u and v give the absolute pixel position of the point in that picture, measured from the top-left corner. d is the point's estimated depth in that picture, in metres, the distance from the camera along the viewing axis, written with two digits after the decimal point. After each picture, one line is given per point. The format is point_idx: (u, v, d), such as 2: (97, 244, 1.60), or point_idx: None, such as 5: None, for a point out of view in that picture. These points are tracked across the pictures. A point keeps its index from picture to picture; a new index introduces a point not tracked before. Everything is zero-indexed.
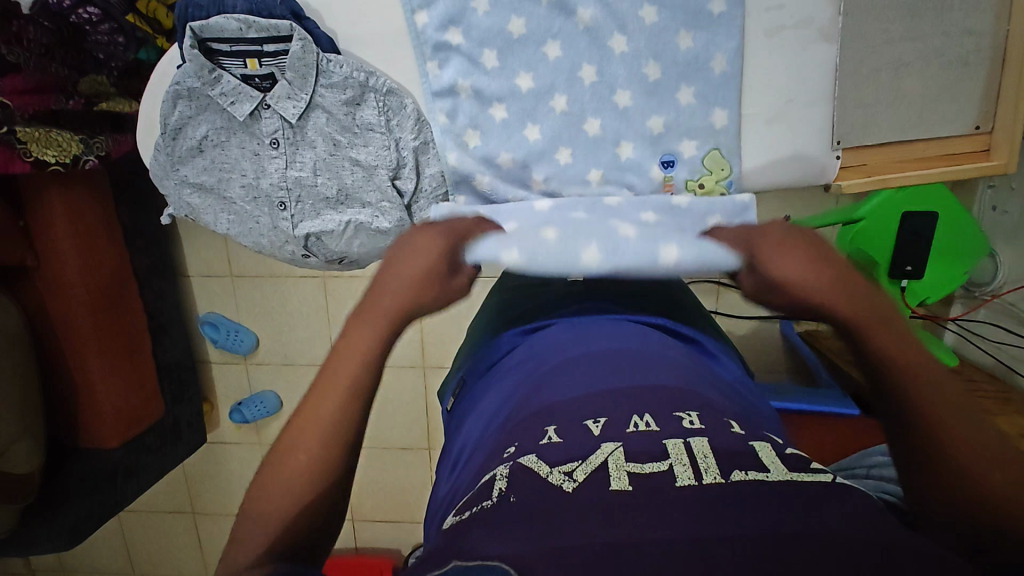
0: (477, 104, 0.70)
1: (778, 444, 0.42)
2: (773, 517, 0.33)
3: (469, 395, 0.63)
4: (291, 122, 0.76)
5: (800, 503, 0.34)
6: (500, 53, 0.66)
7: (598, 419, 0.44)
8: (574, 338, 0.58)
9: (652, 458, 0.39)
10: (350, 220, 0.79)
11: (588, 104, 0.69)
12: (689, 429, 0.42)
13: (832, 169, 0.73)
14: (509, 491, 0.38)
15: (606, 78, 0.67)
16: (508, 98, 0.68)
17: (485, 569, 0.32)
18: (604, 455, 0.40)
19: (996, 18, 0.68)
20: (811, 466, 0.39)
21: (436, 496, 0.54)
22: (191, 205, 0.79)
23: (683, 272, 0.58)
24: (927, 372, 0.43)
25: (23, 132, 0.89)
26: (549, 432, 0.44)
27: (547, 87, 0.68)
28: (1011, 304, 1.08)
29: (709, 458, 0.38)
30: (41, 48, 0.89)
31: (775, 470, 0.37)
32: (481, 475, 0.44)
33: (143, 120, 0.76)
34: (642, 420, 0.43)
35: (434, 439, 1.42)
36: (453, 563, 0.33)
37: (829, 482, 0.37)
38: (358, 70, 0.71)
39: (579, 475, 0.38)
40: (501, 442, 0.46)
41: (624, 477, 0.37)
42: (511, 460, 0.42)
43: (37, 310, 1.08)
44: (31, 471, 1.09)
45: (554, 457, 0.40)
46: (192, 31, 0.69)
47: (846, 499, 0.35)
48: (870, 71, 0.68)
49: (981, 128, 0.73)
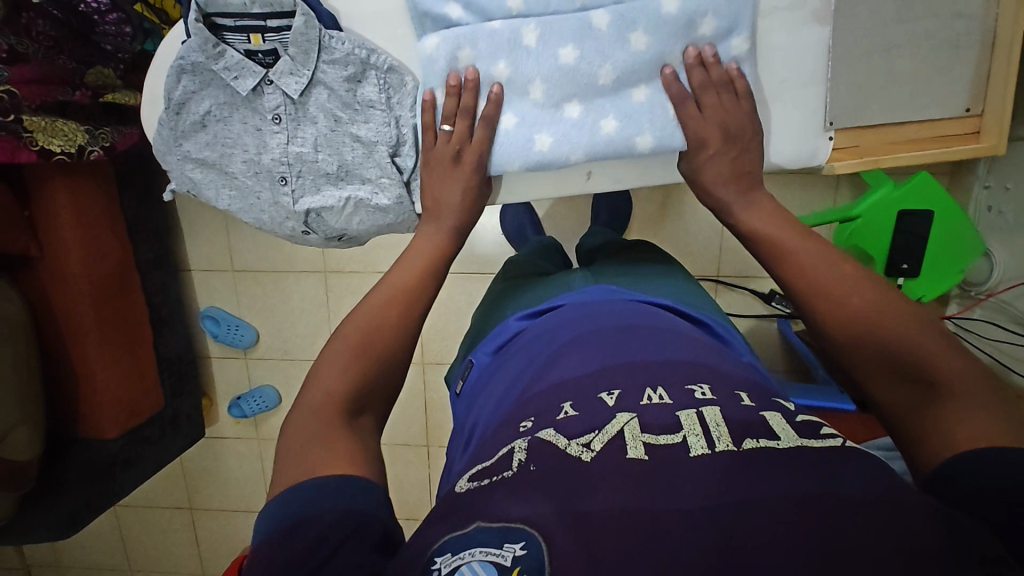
0: (482, 64, 0.68)
1: (789, 413, 0.43)
2: (781, 480, 0.34)
3: (479, 376, 0.64)
4: (293, 98, 0.75)
5: (810, 468, 0.35)
6: (501, 21, 0.66)
7: (612, 392, 0.45)
8: (580, 318, 0.58)
9: (667, 431, 0.39)
10: (349, 197, 0.78)
11: (591, 49, 0.66)
12: (701, 400, 0.42)
13: (823, 152, 0.72)
14: (528, 461, 0.39)
15: (610, 23, 0.65)
16: (506, 52, 0.67)
17: (510, 532, 0.34)
18: (619, 426, 0.40)
19: (986, 3, 0.69)
20: (821, 432, 0.39)
21: (448, 473, 0.55)
22: (194, 180, 0.79)
23: (665, 22, 0.65)
24: (840, 294, 0.51)
25: (30, 121, 0.89)
26: (566, 407, 0.44)
27: (551, 41, 0.66)
28: (1006, 302, 1.09)
29: (722, 428, 0.38)
30: (49, 40, 0.92)
31: (785, 437, 0.38)
32: (497, 446, 0.44)
33: (148, 96, 0.77)
34: (655, 393, 0.44)
35: (433, 436, 1.42)
36: (476, 525, 0.35)
37: (838, 446, 0.37)
38: (360, 48, 0.72)
39: (596, 446, 0.39)
40: (516, 415, 0.47)
41: (640, 447, 0.38)
42: (528, 434, 0.42)
43: (40, 298, 1.09)
44: (32, 459, 1.09)
45: (571, 430, 0.41)
46: (197, 5, 0.70)
47: (856, 467, 0.35)
48: (862, 56, 0.68)
49: (971, 110, 0.74)
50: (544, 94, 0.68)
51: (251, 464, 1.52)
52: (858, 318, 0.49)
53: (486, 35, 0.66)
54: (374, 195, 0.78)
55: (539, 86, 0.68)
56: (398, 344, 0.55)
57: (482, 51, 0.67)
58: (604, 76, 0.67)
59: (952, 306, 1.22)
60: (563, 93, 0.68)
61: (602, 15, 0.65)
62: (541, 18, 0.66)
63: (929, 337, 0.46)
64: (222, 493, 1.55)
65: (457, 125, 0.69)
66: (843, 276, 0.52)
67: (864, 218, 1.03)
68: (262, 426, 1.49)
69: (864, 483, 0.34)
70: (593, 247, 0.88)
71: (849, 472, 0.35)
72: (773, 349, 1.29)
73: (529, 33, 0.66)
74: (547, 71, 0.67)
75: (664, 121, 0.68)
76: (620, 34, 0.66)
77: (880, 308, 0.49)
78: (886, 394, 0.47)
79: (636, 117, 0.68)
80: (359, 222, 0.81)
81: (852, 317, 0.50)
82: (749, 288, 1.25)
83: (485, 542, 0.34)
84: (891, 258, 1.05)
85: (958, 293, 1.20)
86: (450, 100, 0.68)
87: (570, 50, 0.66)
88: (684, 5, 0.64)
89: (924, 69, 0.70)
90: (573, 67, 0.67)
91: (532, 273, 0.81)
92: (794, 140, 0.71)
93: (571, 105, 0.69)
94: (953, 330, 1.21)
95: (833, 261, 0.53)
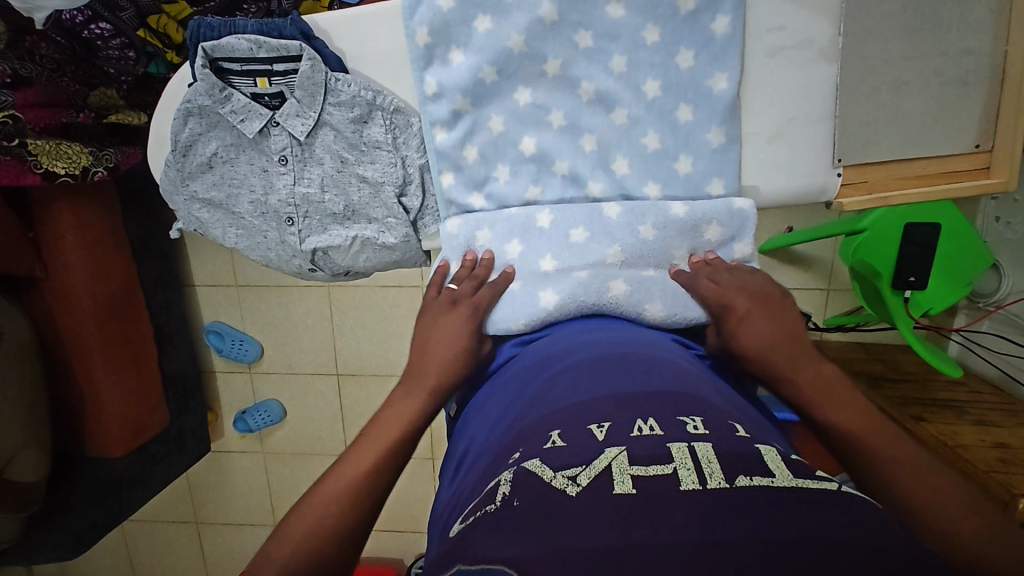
0: (496, 245, 0.68)
1: (783, 449, 0.42)
2: (773, 523, 0.33)
3: (467, 403, 0.63)
4: (299, 140, 0.76)
5: (803, 505, 0.35)
6: (519, 211, 0.68)
7: (602, 423, 0.44)
8: (576, 347, 0.57)
9: (657, 462, 0.39)
10: (356, 236, 0.79)
11: (602, 234, 0.66)
12: (692, 434, 0.42)
13: (833, 187, 0.72)
14: (512, 495, 0.39)
15: (620, 215, 0.67)
16: (523, 233, 0.67)
17: (488, 573, 0.33)
18: (608, 459, 0.40)
19: (995, 38, 0.67)
20: (816, 472, 0.39)
21: (439, 499, 0.55)
22: (201, 220, 0.79)
23: (675, 223, 0.67)
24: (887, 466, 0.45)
25: (34, 144, 0.91)
26: (554, 436, 0.44)
27: (564, 225, 0.67)
28: (1015, 315, 1.08)
29: (714, 464, 0.38)
30: (52, 62, 0.92)
31: (780, 475, 0.37)
32: (486, 479, 0.44)
33: (155, 136, 0.77)
34: (646, 424, 0.43)
35: (437, 450, 1.42)
36: (457, 567, 0.34)
37: (834, 490, 0.37)
38: (366, 90, 0.72)
39: (582, 479, 0.38)
40: (506, 447, 0.47)
41: (627, 481, 0.38)
42: (516, 465, 0.42)
43: (45, 319, 1.09)
44: (36, 481, 1.10)
45: (557, 461, 0.41)
46: (203, 50, 0.71)
47: (850, 509, 0.35)
48: (869, 90, 0.68)
49: (981, 147, 0.71)
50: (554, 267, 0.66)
51: (256, 478, 1.52)
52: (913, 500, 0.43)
53: (503, 219, 0.68)
54: (381, 234, 0.78)
55: (549, 260, 0.66)
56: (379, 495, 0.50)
57: (500, 233, 0.68)
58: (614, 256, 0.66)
59: (960, 317, 1.22)
60: (573, 266, 0.65)
61: (614, 207, 0.67)
62: (557, 209, 0.68)
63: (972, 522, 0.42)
64: (227, 506, 1.56)
65: (463, 285, 0.65)
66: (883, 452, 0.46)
67: (872, 230, 1.02)
68: (267, 440, 1.49)
69: (863, 526, 0.33)
70: None
71: (842, 514, 0.34)
72: None
73: (543, 216, 0.67)
74: (558, 248, 0.66)
75: (676, 295, 0.63)
76: (630, 220, 0.67)
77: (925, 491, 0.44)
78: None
79: (645, 288, 0.63)
80: (366, 259, 0.80)
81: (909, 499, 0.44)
82: None
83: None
84: (900, 269, 1.04)
85: (967, 305, 1.19)
86: (462, 269, 0.67)
87: (585, 234, 0.66)
88: (691, 211, 0.67)
89: (930, 105, 0.69)
90: (584, 253, 0.66)
91: None
92: (796, 177, 0.71)
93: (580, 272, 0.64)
94: (961, 341, 1.21)
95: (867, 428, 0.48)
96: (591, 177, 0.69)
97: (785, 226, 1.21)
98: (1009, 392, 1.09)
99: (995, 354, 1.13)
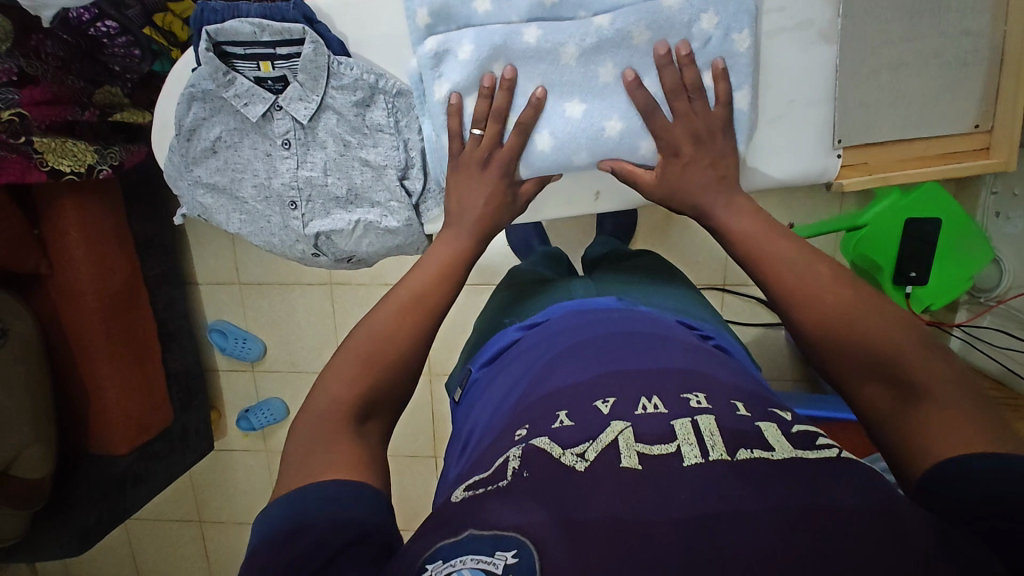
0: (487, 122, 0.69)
1: (784, 422, 0.42)
2: (776, 491, 0.34)
3: (474, 387, 0.64)
4: (303, 123, 0.77)
5: (804, 479, 0.35)
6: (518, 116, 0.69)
7: (607, 400, 0.44)
8: (580, 325, 0.58)
9: (661, 440, 0.38)
10: (359, 220, 0.79)
11: (598, 107, 0.69)
12: (695, 409, 0.42)
13: (832, 169, 0.73)
14: (522, 468, 0.38)
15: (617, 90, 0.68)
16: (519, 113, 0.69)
17: (501, 541, 0.33)
18: (614, 433, 0.39)
19: (994, 18, 0.68)
20: (817, 442, 0.39)
21: (444, 479, 0.55)
22: (205, 205, 0.80)
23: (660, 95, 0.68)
24: (812, 291, 0.51)
25: (40, 142, 0.92)
26: (561, 416, 0.44)
27: (558, 98, 0.69)
28: (1016, 309, 1.09)
29: (716, 437, 0.38)
30: (58, 60, 0.92)
31: (779, 448, 0.38)
32: (492, 455, 0.44)
33: (158, 122, 0.77)
34: (650, 402, 0.43)
35: (439, 447, 1.43)
36: (468, 533, 0.34)
37: (834, 457, 0.37)
38: (369, 73, 0.73)
39: (590, 455, 0.38)
40: (511, 424, 0.47)
41: (634, 456, 0.37)
42: (522, 442, 0.41)
43: (51, 316, 1.10)
44: (42, 477, 1.10)
45: (565, 439, 0.40)
46: (207, 34, 0.71)
47: (852, 479, 0.35)
48: (869, 71, 0.68)
49: (980, 127, 0.72)
50: (537, 36, 0.66)
51: (258, 476, 1.52)
52: (840, 323, 0.48)
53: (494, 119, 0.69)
54: (384, 218, 0.79)
55: (539, 85, 0.68)
56: (436, 296, 0.58)
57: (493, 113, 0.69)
58: (600, 23, 0.66)
59: (961, 312, 1.20)
60: (562, 90, 0.69)
61: (608, 70, 0.68)
62: (555, 117, 0.69)
63: (906, 338, 0.46)
64: (230, 505, 1.56)
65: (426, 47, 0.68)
66: (821, 277, 0.51)
67: (872, 225, 1.03)
68: (270, 439, 1.49)
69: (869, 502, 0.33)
70: (599, 256, 0.88)
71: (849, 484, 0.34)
72: (780, 355, 1.29)
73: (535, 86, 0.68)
74: (547, 67, 0.68)
75: (657, 8, 0.65)
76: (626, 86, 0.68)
77: (854, 309, 0.48)
78: (870, 394, 0.46)
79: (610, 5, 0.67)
80: (369, 244, 0.81)
81: (831, 323, 0.49)
82: (753, 295, 1.25)
83: (476, 550, 0.34)
84: (900, 265, 1.04)
85: (967, 298, 1.18)
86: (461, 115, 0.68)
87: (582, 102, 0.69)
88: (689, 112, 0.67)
89: (929, 87, 0.69)
90: (573, 102, 0.69)
91: (532, 279, 0.80)
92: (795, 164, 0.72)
93: (572, 104, 0.69)
94: (962, 337, 1.20)
95: (807, 259, 0.53)
96: (588, 100, 0.69)
97: (788, 221, 1.19)
98: (1011, 385, 1.09)
99: (994, 348, 1.13)
